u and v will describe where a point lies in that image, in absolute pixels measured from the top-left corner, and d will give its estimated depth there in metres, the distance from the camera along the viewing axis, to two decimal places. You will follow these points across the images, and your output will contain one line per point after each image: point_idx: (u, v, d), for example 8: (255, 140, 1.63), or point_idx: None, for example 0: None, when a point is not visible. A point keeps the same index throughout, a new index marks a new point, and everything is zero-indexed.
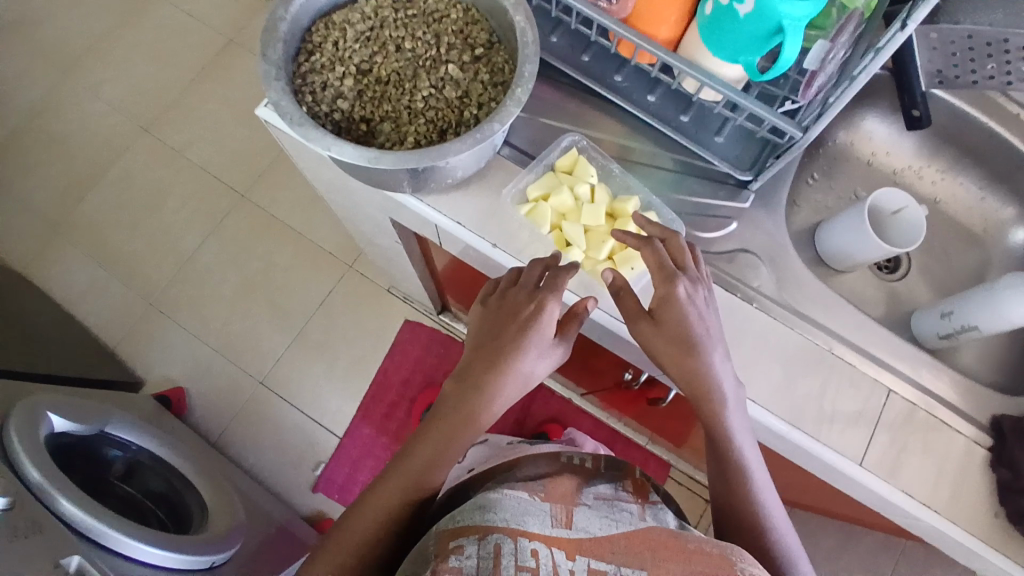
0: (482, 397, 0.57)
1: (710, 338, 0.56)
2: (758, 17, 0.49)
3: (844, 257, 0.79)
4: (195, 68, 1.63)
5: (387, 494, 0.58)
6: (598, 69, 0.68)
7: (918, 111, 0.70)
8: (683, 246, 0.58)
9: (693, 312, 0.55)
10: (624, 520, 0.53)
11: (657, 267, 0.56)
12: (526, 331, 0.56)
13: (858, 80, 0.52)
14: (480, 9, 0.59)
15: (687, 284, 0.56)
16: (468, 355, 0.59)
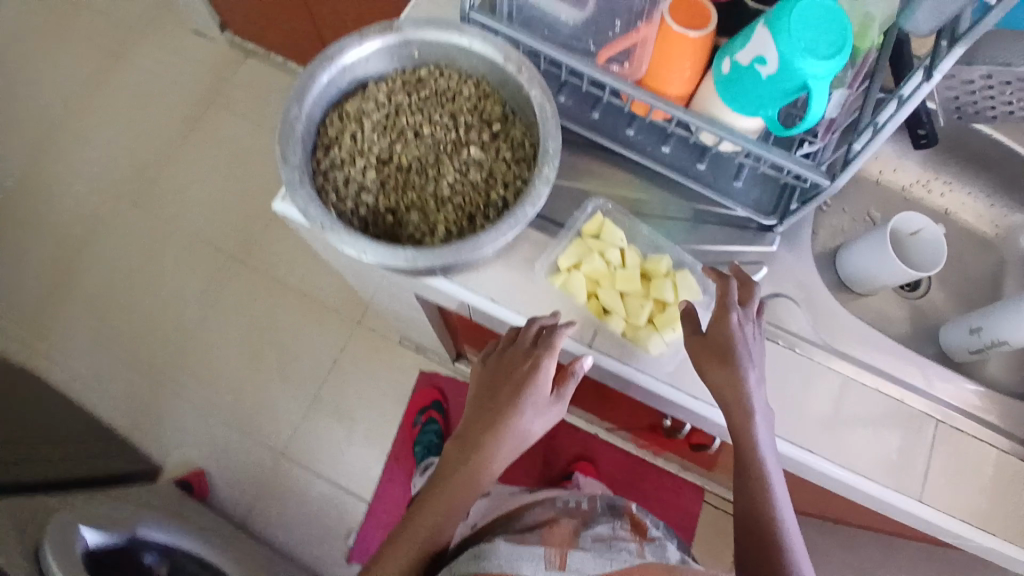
0: (481, 457, 0.56)
1: (750, 359, 0.55)
2: (784, 75, 0.48)
3: (867, 282, 0.79)
4: (179, 137, 1.62)
5: (392, 560, 0.55)
6: (609, 125, 0.67)
7: (924, 132, 0.66)
8: (755, 294, 0.58)
9: (742, 336, 0.55)
10: (620, 557, 0.55)
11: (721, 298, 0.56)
12: (524, 389, 0.56)
13: (885, 128, 0.50)
14: (494, 85, 0.59)
15: (742, 317, 0.56)
16: (467, 415, 0.58)
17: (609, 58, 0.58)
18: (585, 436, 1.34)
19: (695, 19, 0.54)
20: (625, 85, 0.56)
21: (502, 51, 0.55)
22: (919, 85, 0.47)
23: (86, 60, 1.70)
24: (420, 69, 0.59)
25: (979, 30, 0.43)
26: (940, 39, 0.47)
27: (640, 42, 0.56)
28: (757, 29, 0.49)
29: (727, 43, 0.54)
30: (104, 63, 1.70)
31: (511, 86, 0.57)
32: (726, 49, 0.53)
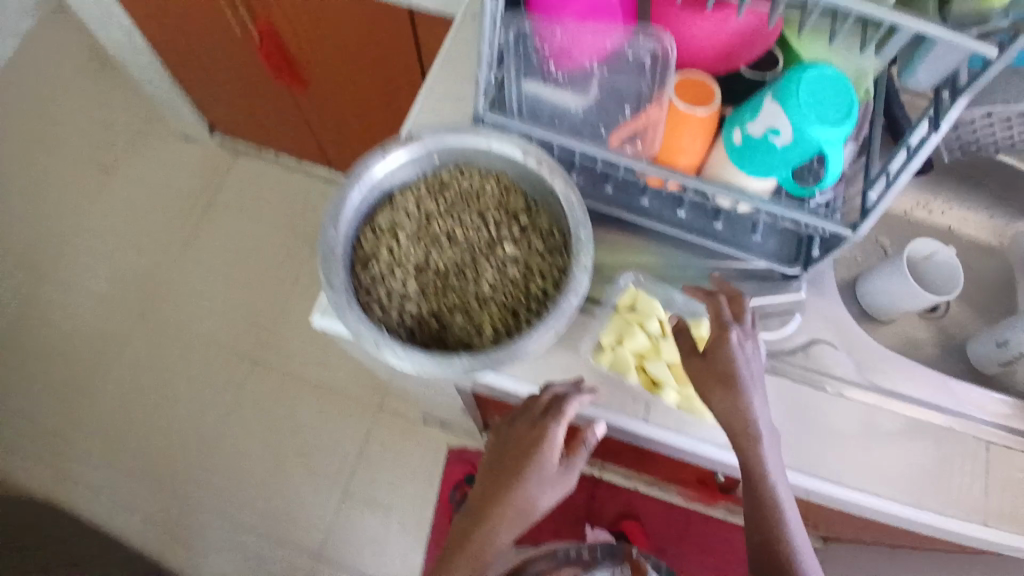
0: (488, 527, 0.56)
1: (754, 385, 0.56)
2: (800, 145, 0.50)
3: (889, 309, 0.80)
4: (178, 244, 1.63)
5: None
6: (623, 197, 0.69)
7: None
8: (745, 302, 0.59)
9: (743, 357, 0.56)
10: None
11: (716, 318, 0.58)
12: (535, 457, 0.57)
13: (899, 179, 0.52)
14: (517, 181, 0.61)
15: (741, 335, 0.57)
16: (478, 483, 0.59)
17: (622, 139, 0.60)
18: (625, 491, 1.31)
19: (700, 95, 0.56)
20: (645, 168, 0.58)
21: (521, 148, 0.58)
22: (926, 138, 0.49)
23: (74, 177, 1.71)
24: (443, 173, 0.61)
25: (978, 84, 0.44)
26: (939, 89, 0.48)
27: (651, 123, 0.58)
28: (766, 102, 0.51)
29: (735, 113, 0.56)
30: (93, 178, 1.71)
31: (534, 181, 0.59)
32: (734, 120, 0.56)
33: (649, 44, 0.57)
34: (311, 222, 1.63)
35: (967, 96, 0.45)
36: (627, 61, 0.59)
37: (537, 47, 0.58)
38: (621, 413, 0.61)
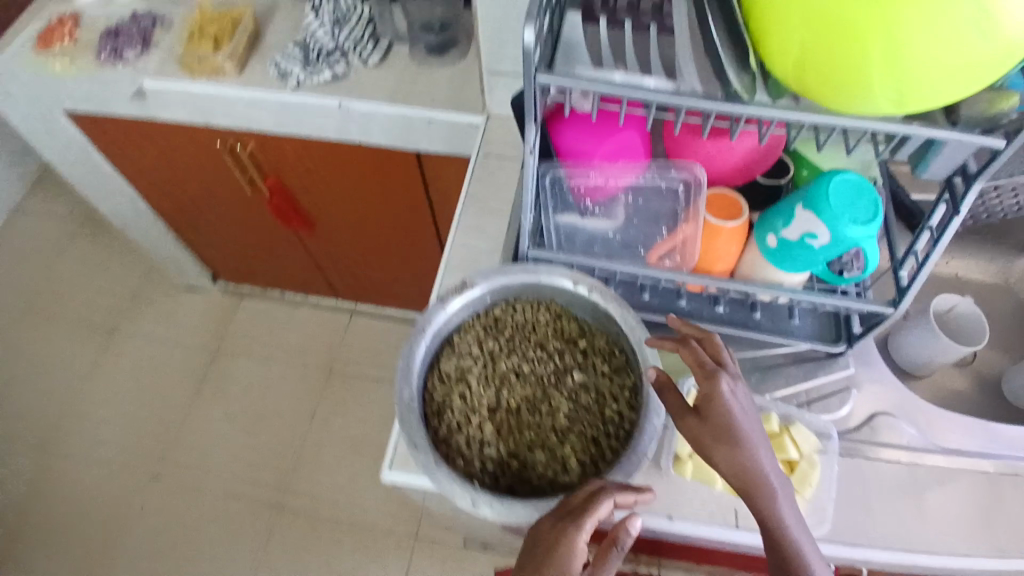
0: None
1: (755, 435, 0.50)
2: (837, 244, 0.54)
3: (925, 363, 0.77)
4: (188, 394, 1.60)
5: None
6: (662, 302, 0.70)
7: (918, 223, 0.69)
8: (719, 343, 0.55)
9: (736, 405, 0.50)
10: None
11: (697, 366, 0.53)
12: (553, 551, 0.46)
13: (931, 258, 0.55)
14: (569, 308, 0.63)
15: (731, 380, 0.52)
16: None
17: (660, 255, 0.63)
18: None
19: (728, 210, 0.61)
20: (690, 278, 0.60)
21: (569, 276, 0.60)
22: (951, 219, 0.52)
23: (77, 341, 1.69)
24: (495, 310, 0.63)
25: (993, 167, 0.47)
26: (951, 175, 0.52)
27: (685, 238, 0.62)
28: (797, 211, 0.55)
29: (761, 219, 0.60)
30: (97, 339, 1.70)
31: (586, 305, 0.61)
32: (763, 225, 0.60)
33: (680, 175, 0.60)
34: (322, 353, 1.63)
35: (983, 180, 0.48)
36: (657, 186, 0.62)
37: (571, 185, 0.62)
38: (715, 524, 0.60)
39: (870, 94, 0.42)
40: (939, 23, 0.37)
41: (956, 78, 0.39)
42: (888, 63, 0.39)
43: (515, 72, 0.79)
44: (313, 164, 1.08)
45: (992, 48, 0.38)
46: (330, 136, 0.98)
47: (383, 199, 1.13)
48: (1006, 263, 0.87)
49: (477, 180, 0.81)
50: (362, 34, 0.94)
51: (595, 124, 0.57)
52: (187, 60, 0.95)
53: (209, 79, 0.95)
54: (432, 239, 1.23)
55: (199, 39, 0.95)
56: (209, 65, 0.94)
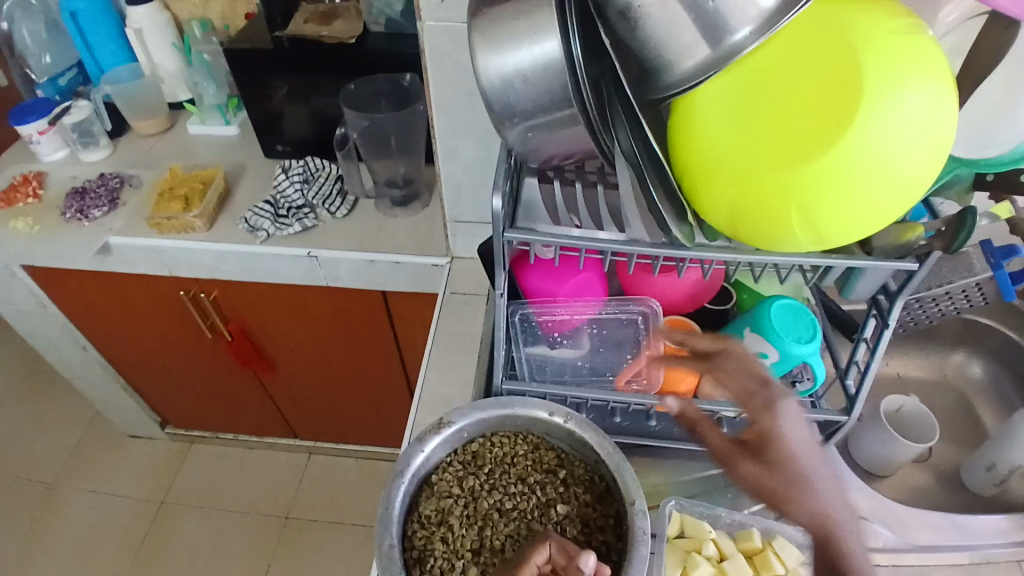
0: None
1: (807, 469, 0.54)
2: (787, 361, 0.59)
3: (885, 462, 0.80)
4: (125, 555, 1.44)
5: None
6: (634, 423, 0.73)
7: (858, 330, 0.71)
8: (751, 353, 0.58)
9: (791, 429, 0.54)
10: None
11: (745, 394, 0.56)
12: None
13: (872, 366, 0.61)
14: (546, 437, 0.64)
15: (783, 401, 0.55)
16: None
17: (627, 380, 0.67)
18: None
19: None
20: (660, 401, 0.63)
21: (543, 408, 0.62)
22: (883, 330, 0.59)
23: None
24: (472, 446, 0.63)
25: (911, 285, 0.55)
26: (876, 294, 0.60)
27: (648, 361, 0.66)
28: (746, 333, 0.61)
29: None
30: (22, 500, 1.53)
31: (563, 436, 0.63)
32: None
33: (637, 307, 0.66)
34: (279, 500, 1.53)
35: (904, 300, 0.55)
36: (619, 318, 0.67)
37: (540, 320, 0.67)
38: None
39: (793, 235, 0.49)
40: (847, 187, 0.45)
41: (860, 220, 0.47)
42: (802, 212, 0.47)
43: (477, 219, 0.87)
44: (277, 305, 1.09)
45: (890, 200, 0.46)
46: (298, 281, 1.02)
47: (349, 337, 1.15)
48: (937, 360, 0.95)
49: (444, 317, 0.86)
50: (331, 189, 1.01)
51: (559, 268, 0.63)
52: (156, 217, 0.97)
53: (177, 235, 0.98)
54: (397, 375, 1.23)
55: (166, 198, 0.98)
56: (179, 223, 0.97)
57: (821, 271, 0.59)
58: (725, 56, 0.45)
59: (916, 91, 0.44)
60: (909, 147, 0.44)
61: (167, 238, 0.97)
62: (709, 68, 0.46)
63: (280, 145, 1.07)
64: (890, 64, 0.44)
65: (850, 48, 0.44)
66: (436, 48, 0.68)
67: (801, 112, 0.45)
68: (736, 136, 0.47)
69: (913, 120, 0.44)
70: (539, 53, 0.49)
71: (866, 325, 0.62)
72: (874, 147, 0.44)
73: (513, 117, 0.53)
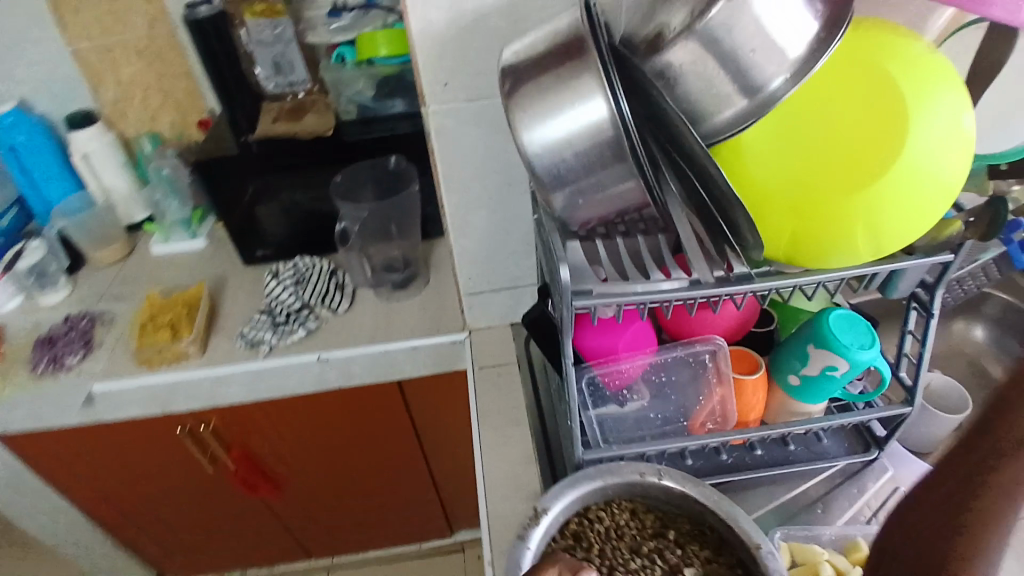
0: None
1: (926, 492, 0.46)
2: (856, 368, 0.61)
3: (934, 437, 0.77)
4: None
5: None
6: (705, 461, 0.72)
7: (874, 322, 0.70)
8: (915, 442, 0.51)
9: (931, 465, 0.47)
10: None
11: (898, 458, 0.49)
12: None
13: (924, 354, 0.62)
14: (640, 499, 0.63)
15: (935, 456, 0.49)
16: None
17: (702, 421, 0.67)
18: None
19: (747, 365, 0.67)
20: (741, 435, 0.63)
21: (636, 471, 0.61)
22: (929, 322, 0.61)
23: None
24: (571, 527, 0.61)
25: (948, 276, 0.57)
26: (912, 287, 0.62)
27: (721, 397, 0.66)
28: (810, 350, 0.63)
29: (776, 361, 0.67)
30: None
31: (659, 495, 0.62)
32: (782, 367, 0.66)
33: (704, 347, 0.66)
34: None
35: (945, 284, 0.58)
36: (685, 361, 0.67)
37: (604, 380, 0.66)
38: None
39: (855, 254, 0.51)
40: (904, 204, 0.47)
41: (917, 228, 0.50)
42: (863, 233, 0.49)
43: (492, 288, 0.85)
44: (283, 416, 1.02)
45: (934, 209, 0.48)
46: (307, 389, 0.96)
47: (361, 432, 1.07)
48: (943, 333, 0.95)
49: (481, 395, 0.83)
50: (328, 287, 0.96)
51: (621, 324, 0.63)
52: (142, 353, 0.90)
53: (169, 366, 0.90)
54: (417, 461, 1.16)
55: (151, 329, 0.91)
56: (171, 353, 0.90)
57: (867, 279, 0.59)
58: (763, 103, 0.47)
59: (942, 106, 0.46)
60: (948, 155, 0.47)
61: (159, 373, 0.89)
62: (748, 117, 0.48)
63: (261, 250, 1.01)
64: (917, 82, 0.46)
65: (872, 78, 0.47)
66: (444, 132, 0.66)
67: (839, 146, 0.47)
68: (787, 174, 0.49)
69: (948, 129, 0.46)
70: (587, 116, 0.48)
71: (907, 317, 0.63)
72: (921, 163, 0.46)
73: (562, 186, 0.52)
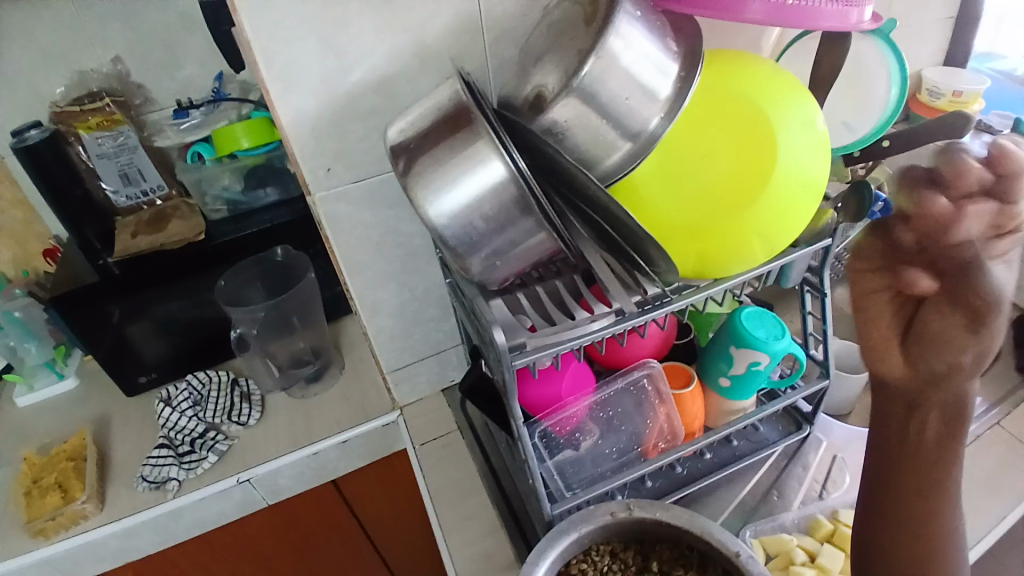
0: None
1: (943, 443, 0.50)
2: (777, 357, 0.65)
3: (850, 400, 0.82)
4: None
5: None
6: (663, 478, 0.73)
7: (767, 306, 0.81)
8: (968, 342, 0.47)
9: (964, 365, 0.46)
10: None
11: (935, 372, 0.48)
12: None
13: (827, 331, 0.68)
14: (617, 538, 0.62)
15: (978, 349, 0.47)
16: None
17: (655, 444, 0.68)
18: None
19: (682, 378, 0.69)
20: (693, 447, 0.64)
21: (607, 511, 0.60)
22: (824, 300, 0.67)
23: None
24: None
25: (830, 257, 0.63)
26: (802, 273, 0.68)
27: (666, 415, 0.67)
28: (733, 351, 0.66)
29: (704, 367, 0.70)
30: None
31: (634, 529, 0.61)
32: (712, 372, 0.69)
33: (638, 372, 0.67)
34: None
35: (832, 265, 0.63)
36: (626, 390, 0.67)
37: (555, 428, 0.65)
38: None
39: (755, 260, 0.55)
40: (786, 208, 0.51)
41: (800, 225, 0.54)
42: (759, 240, 0.53)
43: (415, 359, 0.81)
44: (208, 557, 0.89)
45: (810, 205, 0.53)
46: (231, 516, 0.85)
47: (302, 545, 0.97)
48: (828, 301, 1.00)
49: (429, 473, 0.79)
50: (231, 400, 0.87)
51: (559, 370, 0.63)
52: (33, 525, 0.75)
53: (68, 533, 0.76)
54: (371, 559, 1.06)
55: (38, 496, 0.78)
56: (66, 517, 0.76)
57: (765, 279, 0.63)
58: (646, 144, 0.49)
59: (801, 121, 0.51)
60: (810, 157, 0.52)
61: (57, 542, 0.75)
62: (634, 159, 0.50)
63: (144, 376, 0.89)
64: (770, 100, 0.51)
65: (731, 103, 0.51)
66: (337, 217, 0.63)
67: (722, 171, 0.51)
68: (679, 202, 0.52)
69: (805, 132, 0.51)
70: (486, 178, 0.47)
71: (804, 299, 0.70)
72: (790, 168, 0.51)
73: (476, 252, 0.51)
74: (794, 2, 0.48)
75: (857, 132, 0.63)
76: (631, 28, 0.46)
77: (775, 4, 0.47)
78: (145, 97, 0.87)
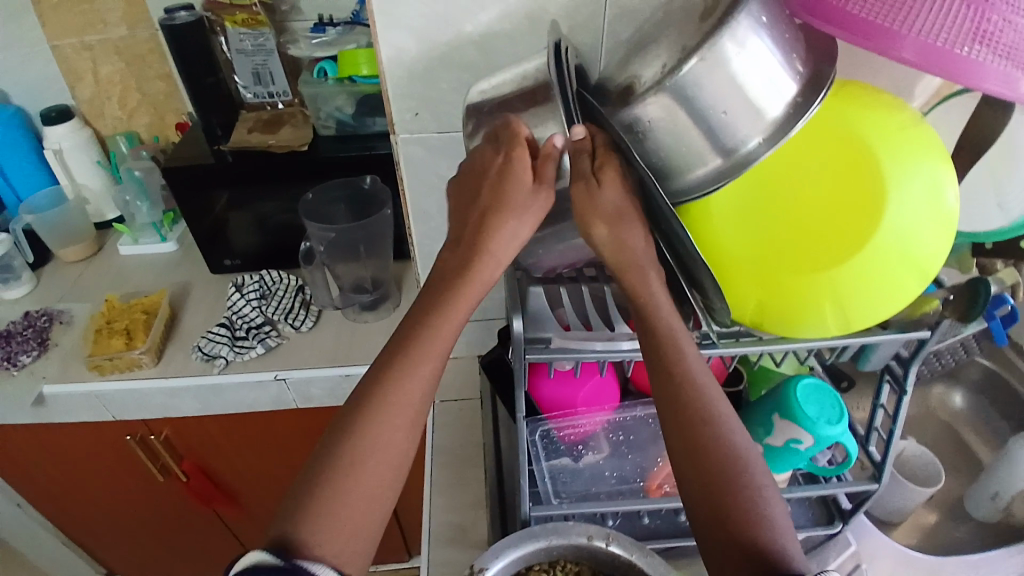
0: None
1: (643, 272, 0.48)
2: (819, 443, 0.57)
3: (901, 512, 0.71)
4: None
5: None
6: (664, 522, 0.68)
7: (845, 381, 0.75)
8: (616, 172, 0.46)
9: (589, 196, 0.46)
10: None
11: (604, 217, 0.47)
12: None
13: (893, 437, 0.58)
14: (587, 562, 0.59)
15: (592, 191, 0.46)
16: None
17: (660, 484, 0.63)
18: None
19: None
20: None
21: (583, 533, 0.58)
22: (901, 399, 0.56)
23: None
24: None
25: (924, 353, 0.53)
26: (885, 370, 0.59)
27: None
28: (776, 420, 0.59)
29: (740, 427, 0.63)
30: None
31: (606, 561, 0.58)
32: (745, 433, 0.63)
33: None
34: None
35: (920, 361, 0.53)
36: (643, 420, 0.66)
37: (560, 434, 0.64)
38: None
39: (822, 325, 0.48)
40: (875, 275, 0.44)
41: (886, 307, 0.46)
42: (833, 303, 0.46)
43: None
44: (236, 435, 0.98)
45: (910, 284, 0.45)
46: (263, 407, 0.92)
47: None
48: (919, 395, 0.87)
49: (439, 429, 0.80)
50: (292, 303, 0.93)
51: (578, 377, 0.60)
52: (96, 359, 0.86)
53: (121, 374, 0.87)
54: None
55: (106, 336, 0.87)
56: (123, 361, 0.86)
57: (838, 351, 0.59)
58: (738, 165, 0.43)
59: (926, 185, 0.44)
60: (925, 223, 0.44)
61: (111, 380, 0.86)
62: (721, 178, 0.44)
63: (229, 260, 0.97)
64: (897, 153, 0.44)
65: (849, 144, 0.45)
66: (412, 162, 0.64)
67: (813, 214, 0.45)
68: (753, 235, 0.46)
69: (925, 198, 0.44)
70: None
71: (878, 392, 0.60)
72: (896, 233, 0.43)
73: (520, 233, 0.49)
74: (961, 53, 0.40)
75: (1008, 214, 0.54)
76: (752, 35, 0.40)
77: (934, 45, 0.41)
78: (292, 6, 0.93)
